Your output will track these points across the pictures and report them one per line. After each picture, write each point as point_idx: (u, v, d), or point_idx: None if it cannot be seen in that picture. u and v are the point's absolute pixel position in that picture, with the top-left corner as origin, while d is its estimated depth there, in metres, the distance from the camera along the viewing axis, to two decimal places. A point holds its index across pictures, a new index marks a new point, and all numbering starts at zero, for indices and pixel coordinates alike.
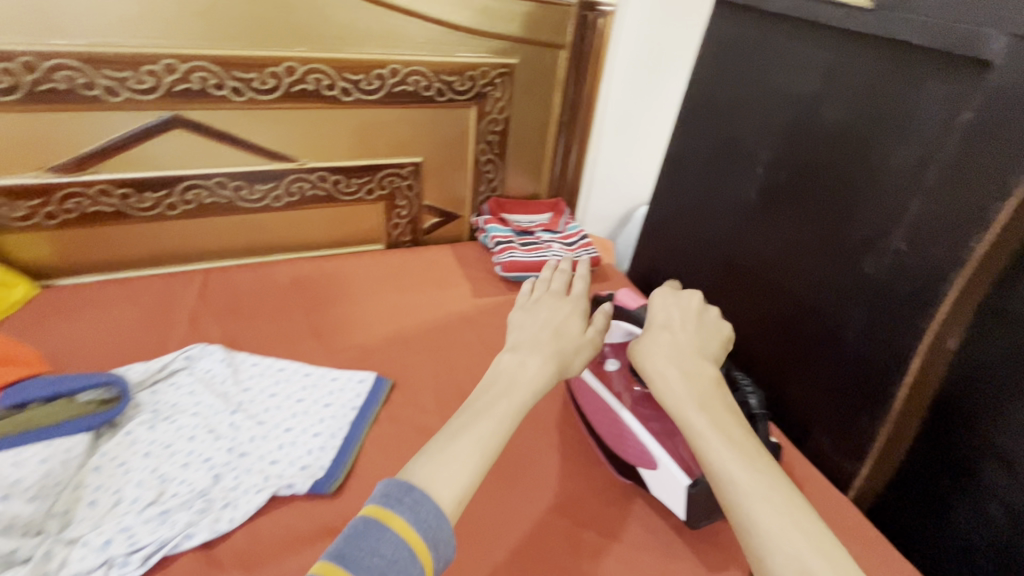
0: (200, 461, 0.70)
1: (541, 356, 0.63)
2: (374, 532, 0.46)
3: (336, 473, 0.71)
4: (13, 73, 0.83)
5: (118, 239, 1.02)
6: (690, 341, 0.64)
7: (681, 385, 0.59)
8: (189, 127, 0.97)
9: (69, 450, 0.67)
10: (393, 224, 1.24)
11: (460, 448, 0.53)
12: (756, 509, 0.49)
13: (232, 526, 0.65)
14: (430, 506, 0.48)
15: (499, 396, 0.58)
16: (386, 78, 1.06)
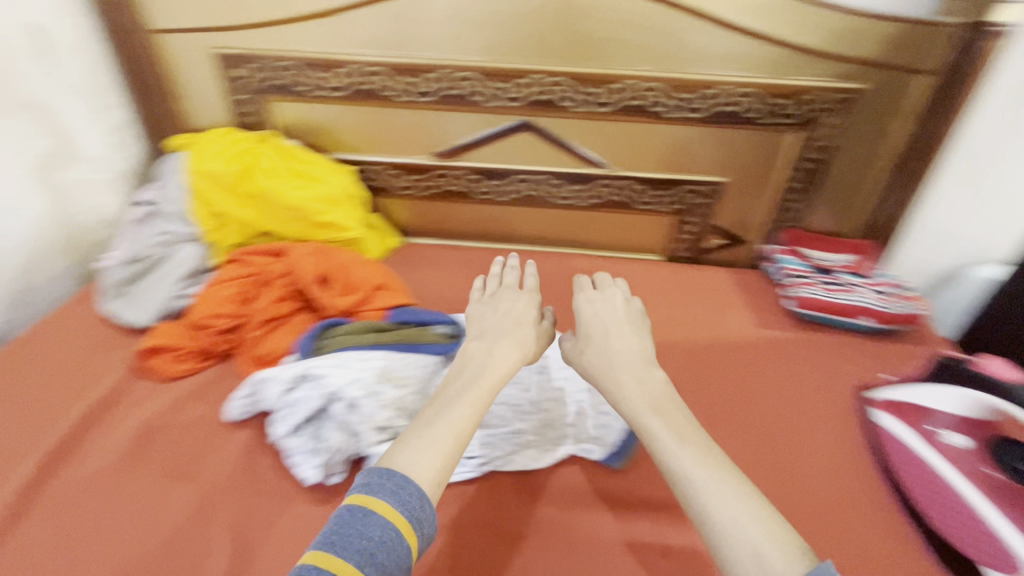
0: (511, 404, 0.86)
1: (521, 345, 0.79)
2: (358, 515, 0.54)
3: (627, 451, 0.81)
4: (432, 83, 1.11)
5: (460, 214, 1.30)
6: (635, 337, 0.83)
7: (627, 390, 0.73)
8: (535, 131, 1.15)
9: (425, 363, 0.85)
10: (677, 238, 1.26)
11: (429, 439, 0.62)
12: (722, 505, 0.58)
13: (542, 466, 0.80)
14: (411, 488, 0.57)
15: (490, 371, 0.73)
16: (715, 97, 1.06)
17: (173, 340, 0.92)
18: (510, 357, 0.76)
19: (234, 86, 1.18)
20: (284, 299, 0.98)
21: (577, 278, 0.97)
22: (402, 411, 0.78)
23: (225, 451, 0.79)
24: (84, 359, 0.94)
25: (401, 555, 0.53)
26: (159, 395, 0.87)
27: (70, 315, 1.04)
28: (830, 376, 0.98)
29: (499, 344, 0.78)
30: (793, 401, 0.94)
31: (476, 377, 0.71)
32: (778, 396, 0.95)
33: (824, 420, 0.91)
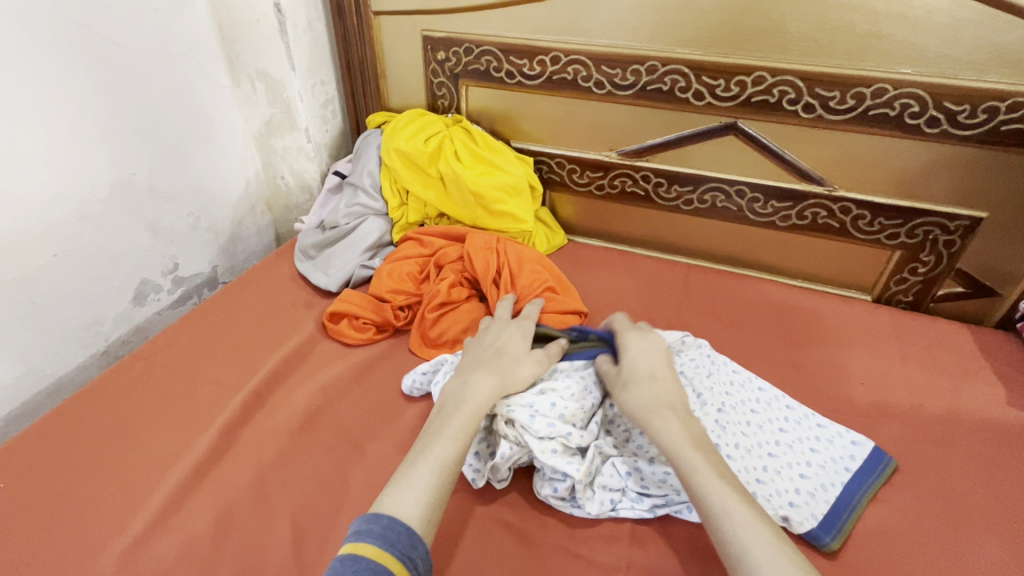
0: None
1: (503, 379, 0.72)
2: (346, 563, 0.51)
3: (835, 533, 0.67)
4: (634, 75, 1.03)
5: (634, 217, 1.21)
6: (651, 368, 0.74)
7: (673, 428, 0.65)
8: (743, 135, 1.02)
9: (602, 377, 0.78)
10: (898, 278, 1.05)
11: (413, 484, 0.58)
12: (735, 516, 0.56)
13: None
14: (396, 527, 0.54)
15: (468, 405, 0.67)
16: (999, 111, 0.84)
17: (356, 308, 0.95)
18: (485, 390, 0.69)
19: (432, 68, 1.20)
20: (456, 286, 0.98)
21: (617, 316, 0.86)
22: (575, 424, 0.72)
23: (395, 428, 0.79)
24: (279, 312, 1.02)
25: None
26: (339, 359, 0.91)
27: (270, 269, 1.15)
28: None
29: (473, 376, 0.71)
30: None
31: (453, 408, 0.67)
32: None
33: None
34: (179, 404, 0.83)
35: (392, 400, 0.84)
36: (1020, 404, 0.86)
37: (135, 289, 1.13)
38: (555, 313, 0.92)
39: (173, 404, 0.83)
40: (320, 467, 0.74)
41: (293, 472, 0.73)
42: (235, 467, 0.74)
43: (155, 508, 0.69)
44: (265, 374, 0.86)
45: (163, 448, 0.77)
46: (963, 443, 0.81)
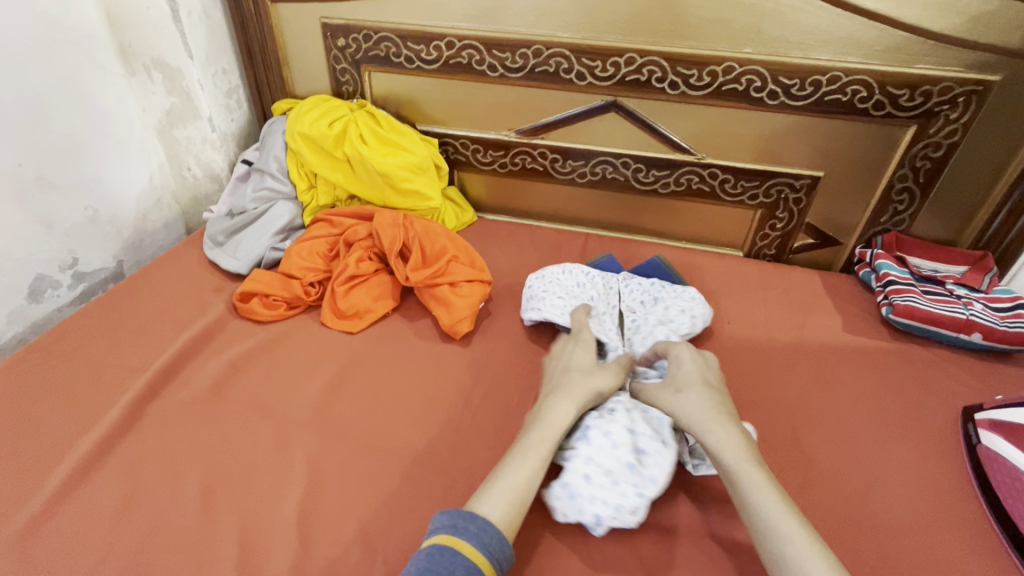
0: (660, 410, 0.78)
1: (581, 395, 0.73)
2: (447, 554, 0.55)
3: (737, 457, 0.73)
4: (523, 58, 1.11)
5: (537, 192, 1.30)
6: (698, 385, 0.73)
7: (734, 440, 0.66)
8: (621, 111, 1.13)
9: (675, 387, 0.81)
10: (762, 234, 1.20)
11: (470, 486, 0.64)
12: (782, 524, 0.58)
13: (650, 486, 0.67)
14: (492, 531, 0.59)
15: (548, 427, 0.69)
16: (822, 84, 0.99)
17: (263, 287, 0.98)
18: (565, 413, 0.70)
19: (334, 55, 1.24)
20: (364, 260, 1.03)
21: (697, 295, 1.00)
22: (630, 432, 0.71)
23: (304, 392, 0.84)
24: (187, 297, 1.03)
25: (443, 557, 0.55)
26: (250, 334, 0.94)
27: (179, 258, 1.15)
28: (921, 388, 0.91)
29: (549, 404, 0.72)
30: (880, 408, 0.87)
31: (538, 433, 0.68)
32: (862, 401, 0.88)
33: (914, 432, 0.83)
34: (81, 390, 0.83)
35: (303, 367, 0.88)
36: (852, 327, 1.02)
37: (30, 286, 1.09)
38: (457, 282, 0.98)
39: (75, 390, 0.83)
40: (230, 434, 0.77)
41: (206, 440, 0.76)
42: (143, 443, 0.76)
43: (61, 480, 0.70)
44: (173, 353, 0.88)
45: (69, 429, 0.77)
46: (806, 362, 0.95)
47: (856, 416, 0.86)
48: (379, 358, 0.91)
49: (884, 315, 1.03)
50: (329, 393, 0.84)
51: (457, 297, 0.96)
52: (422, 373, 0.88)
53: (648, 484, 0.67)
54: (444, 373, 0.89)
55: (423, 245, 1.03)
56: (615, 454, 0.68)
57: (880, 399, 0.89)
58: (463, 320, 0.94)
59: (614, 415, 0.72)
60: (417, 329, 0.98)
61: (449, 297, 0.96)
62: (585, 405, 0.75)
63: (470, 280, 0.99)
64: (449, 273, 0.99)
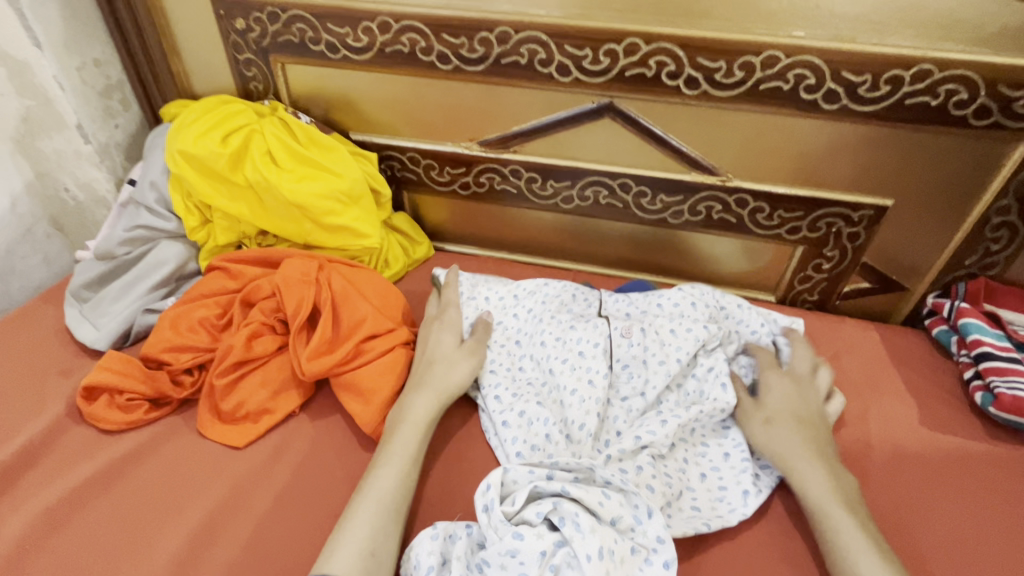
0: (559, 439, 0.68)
1: (440, 389, 0.70)
2: None
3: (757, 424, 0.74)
4: (484, 45, 0.81)
5: (511, 219, 1.01)
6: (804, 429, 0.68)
7: (823, 480, 0.64)
8: (619, 118, 0.83)
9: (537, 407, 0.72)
10: (803, 277, 0.92)
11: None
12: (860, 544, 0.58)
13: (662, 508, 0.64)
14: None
15: (403, 432, 0.65)
16: (903, 81, 0.70)
17: (117, 380, 0.70)
18: (427, 409, 0.68)
19: (233, 42, 0.93)
20: (262, 334, 0.75)
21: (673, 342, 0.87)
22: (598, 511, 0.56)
23: (155, 562, 0.58)
24: (20, 386, 0.75)
25: None
26: (93, 454, 0.67)
27: (28, 320, 0.86)
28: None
29: (409, 399, 0.69)
30: (972, 561, 0.62)
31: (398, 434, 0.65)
32: (948, 548, 0.63)
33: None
34: None
35: (162, 511, 0.63)
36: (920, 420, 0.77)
37: None
38: (374, 358, 0.74)
39: None
40: None
41: None
42: None
43: None
44: None
45: None
46: (876, 481, 0.69)
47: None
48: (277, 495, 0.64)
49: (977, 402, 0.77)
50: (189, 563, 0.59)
51: (375, 382, 0.73)
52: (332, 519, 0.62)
53: (658, 545, 0.56)
54: None
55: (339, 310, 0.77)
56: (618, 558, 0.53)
57: (971, 545, 0.64)
58: (385, 418, 0.71)
59: (576, 522, 0.54)
60: (335, 438, 0.71)
61: (365, 383, 0.73)
62: (530, 541, 0.52)
63: (389, 347, 0.76)
64: (367, 354, 0.74)
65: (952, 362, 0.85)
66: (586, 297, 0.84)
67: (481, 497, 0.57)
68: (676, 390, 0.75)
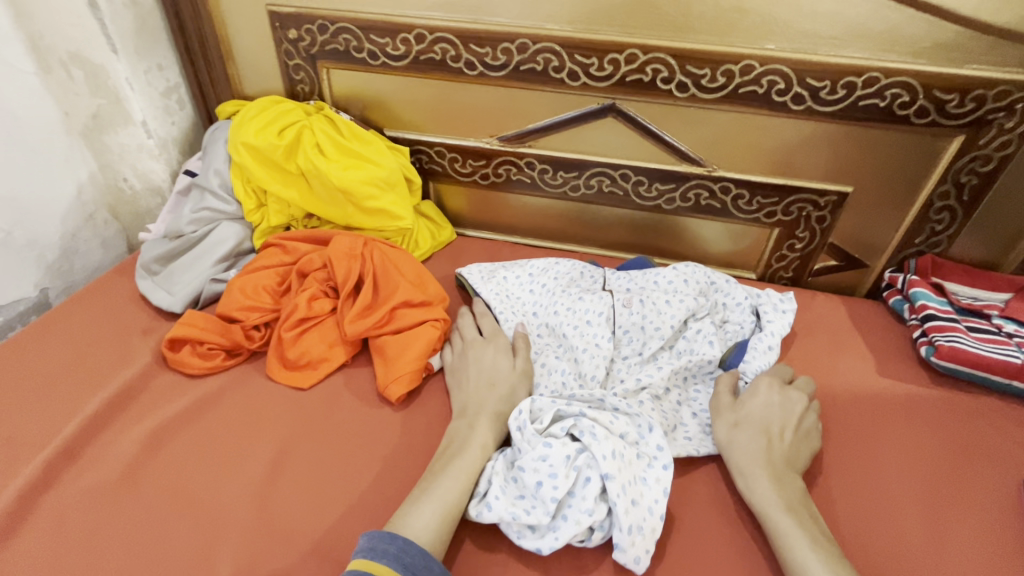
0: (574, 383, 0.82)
1: (497, 407, 0.76)
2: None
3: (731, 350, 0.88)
4: (505, 54, 0.95)
5: (525, 206, 1.15)
6: (771, 437, 0.73)
7: (771, 491, 0.67)
8: (620, 117, 0.97)
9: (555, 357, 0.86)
10: (779, 255, 1.06)
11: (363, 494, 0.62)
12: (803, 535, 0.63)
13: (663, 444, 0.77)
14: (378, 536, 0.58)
15: (472, 446, 0.70)
16: (856, 87, 0.85)
17: (198, 333, 0.83)
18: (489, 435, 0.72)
19: (285, 49, 1.06)
20: (319, 298, 0.88)
21: None
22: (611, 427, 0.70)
23: (241, 477, 0.71)
24: (108, 342, 0.88)
25: None
26: (180, 393, 0.80)
27: (104, 289, 0.98)
28: (959, 451, 0.79)
29: (476, 424, 0.73)
30: (913, 479, 0.76)
31: (457, 452, 0.69)
32: (895, 470, 0.77)
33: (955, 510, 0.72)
34: None
35: (241, 439, 0.75)
36: (877, 374, 0.90)
37: None
38: (402, 327, 0.85)
39: None
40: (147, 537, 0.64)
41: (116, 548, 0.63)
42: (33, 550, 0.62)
43: None
44: (80, 425, 0.73)
45: None
46: (835, 417, 0.83)
47: (888, 490, 0.74)
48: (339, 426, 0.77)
49: (923, 356, 0.90)
50: (269, 478, 0.71)
51: (399, 350, 0.83)
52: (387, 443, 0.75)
53: (658, 453, 0.70)
54: (411, 446, 0.75)
55: (379, 280, 0.89)
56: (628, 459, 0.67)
57: (913, 467, 0.77)
58: (399, 380, 0.80)
59: (593, 432, 0.67)
60: None
61: (390, 349, 0.83)
62: (557, 447, 0.66)
63: (415, 323, 0.85)
64: (395, 321, 0.86)
65: (905, 326, 0.99)
66: (592, 275, 0.98)
67: (515, 419, 0.71)
68: (670, 350, 0.88)
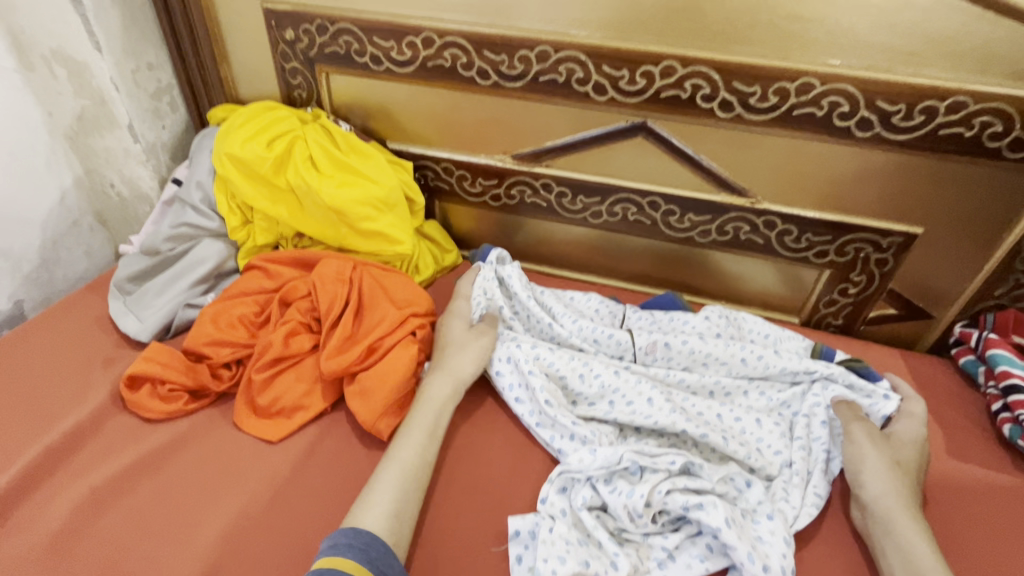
0: (604, 413, 0.73)
1: (455, 370, 0.74)
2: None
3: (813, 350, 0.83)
4: (523, 62, 0.84)
5: (539, 231, 1.03)
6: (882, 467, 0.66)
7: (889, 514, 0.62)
8: (651, 137, 0.85)
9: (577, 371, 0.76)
10: (829, 300, 0.93)
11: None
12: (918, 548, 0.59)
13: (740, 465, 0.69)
14: (380, 545, 0.55)
15: (425, 413, 0.69)
16: (938, 112, 0.71)
17: (160, 370, 0.73)
18: (438, 398, 0.71)
19: (281, 51, 0.97)
20: (298, 332, 0.78)
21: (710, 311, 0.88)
22: (669, 475, 0.64)
23: (191, 548, 0.60)
24: (64, 373, 0.78)
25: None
26: (134, 440, 0.70)
27: (71, 309, 0.89)
28: None
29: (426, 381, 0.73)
30: None
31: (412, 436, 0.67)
32: None
33: None
34: None
35: (197, 498, 0.65)
36: (947, 451, 0.76)
37: None
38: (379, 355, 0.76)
39: None
40: None
41: None
42: None
43: None
44: (15, 476, 0.64)
45: None
46: None
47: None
48: (310, 487, 0.67)
49: (1006, 434, 0.77)
50: (222, 550, 0.60)
51: (376, 379, 0.73)
52: None
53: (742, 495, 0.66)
54: None
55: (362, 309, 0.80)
56: (713, 507, 0.60)
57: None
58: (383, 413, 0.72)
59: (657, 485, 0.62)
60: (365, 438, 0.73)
61: (367, 380, 0.73)
62: (626, 496, 0.62)
63: (398, 341, 0.77)
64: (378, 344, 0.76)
65: (978, 391, 0.85)
66: (612, 312, 0.88)
67: (549, 485, 0.65)
68: (699, 370, 0.80)
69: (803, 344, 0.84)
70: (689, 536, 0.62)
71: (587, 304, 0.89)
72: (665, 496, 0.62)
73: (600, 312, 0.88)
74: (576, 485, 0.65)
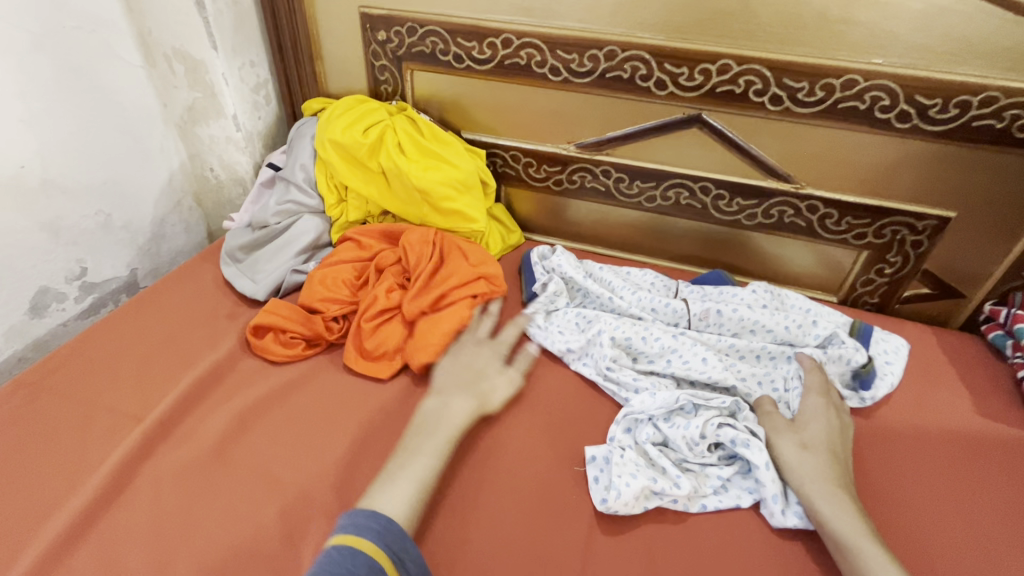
0: (664, 368, 0.83)
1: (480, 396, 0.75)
2: (346, 554, 0.54)
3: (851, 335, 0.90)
4: (592, 60, 0.94)
5: (596, 214, 1.13)
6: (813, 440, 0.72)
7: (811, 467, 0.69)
8: (705, 128, 0.95)
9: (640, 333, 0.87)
10: (866, 279, 1.01)
11: (399, 481, 0.63)
12: (839, 522, 0.63)
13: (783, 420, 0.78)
14: (395, 529, 0.57)
15: (440, 417, 0.71)
16: (971, 105, 0.80)
17: (279, 321, 0.86)
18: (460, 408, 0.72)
19: (373, 50, 1.09)
20: (395, 290, 0.90)
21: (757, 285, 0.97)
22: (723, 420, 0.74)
23: (319, 463, 0.72)
24: (195, 324, 0.91)
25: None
26: (262, 378, 0.83)
27: (191, 273, 1.03)
28: None
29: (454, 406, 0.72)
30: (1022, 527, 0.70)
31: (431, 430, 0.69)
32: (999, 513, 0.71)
33: None
34: (67, 438, 0.73)
35: (319, 426, 0.77)
36: (974, 414, 0.84)
37: (32, 299, 0.99)
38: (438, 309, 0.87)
39: (61, 436, 0.73)
40: (231, 516, 0.66)
41: (202, 523, 0.65)
42: (130, 517, 0.66)
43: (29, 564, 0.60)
44: (173, 400, 0.77)
45: (49, 496, 0.67)
46: (931, 454, 0.79)
47: (989, 537, 0.69)
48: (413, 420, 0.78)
49: None
50: (346, 465, 0.72)
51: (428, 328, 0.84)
52: (458, 443, 0.75)
53: None
54: (483, 446, 0.75)
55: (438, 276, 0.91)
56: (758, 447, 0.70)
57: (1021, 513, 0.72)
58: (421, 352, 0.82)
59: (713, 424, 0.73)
60: None
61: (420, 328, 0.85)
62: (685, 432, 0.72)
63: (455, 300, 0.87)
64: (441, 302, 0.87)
65: (1005, 363, 0.93)
66: (666, 286, 0.98)
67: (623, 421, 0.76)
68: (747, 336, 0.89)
69: (843, 320, 0.93)
70: (740, 471, 0.72)
71: (645, 278, 1.00)
72: (717, 430, 0.73)
73: (655, 286, 0.99)
74: (640, 425, 0.76)
